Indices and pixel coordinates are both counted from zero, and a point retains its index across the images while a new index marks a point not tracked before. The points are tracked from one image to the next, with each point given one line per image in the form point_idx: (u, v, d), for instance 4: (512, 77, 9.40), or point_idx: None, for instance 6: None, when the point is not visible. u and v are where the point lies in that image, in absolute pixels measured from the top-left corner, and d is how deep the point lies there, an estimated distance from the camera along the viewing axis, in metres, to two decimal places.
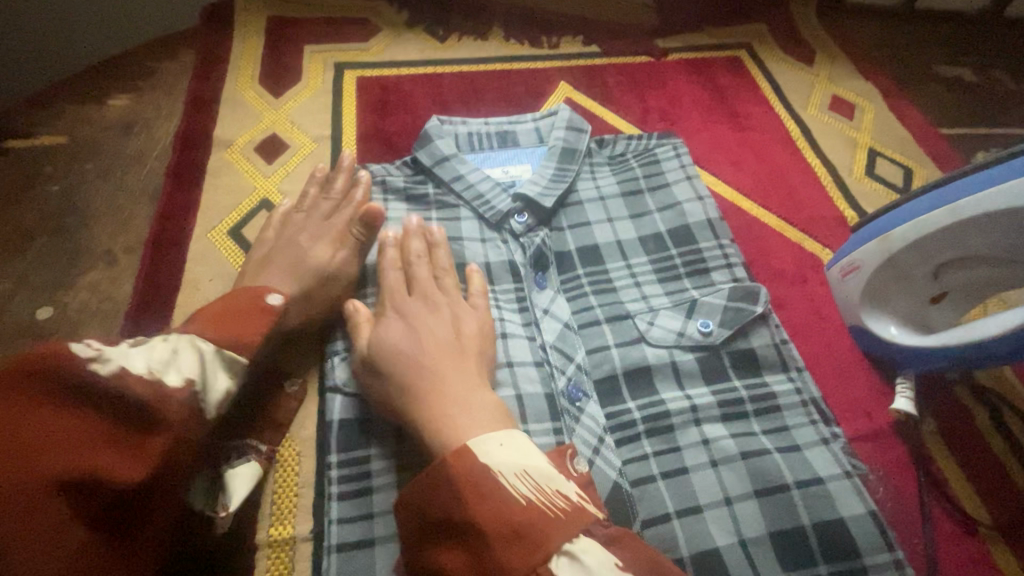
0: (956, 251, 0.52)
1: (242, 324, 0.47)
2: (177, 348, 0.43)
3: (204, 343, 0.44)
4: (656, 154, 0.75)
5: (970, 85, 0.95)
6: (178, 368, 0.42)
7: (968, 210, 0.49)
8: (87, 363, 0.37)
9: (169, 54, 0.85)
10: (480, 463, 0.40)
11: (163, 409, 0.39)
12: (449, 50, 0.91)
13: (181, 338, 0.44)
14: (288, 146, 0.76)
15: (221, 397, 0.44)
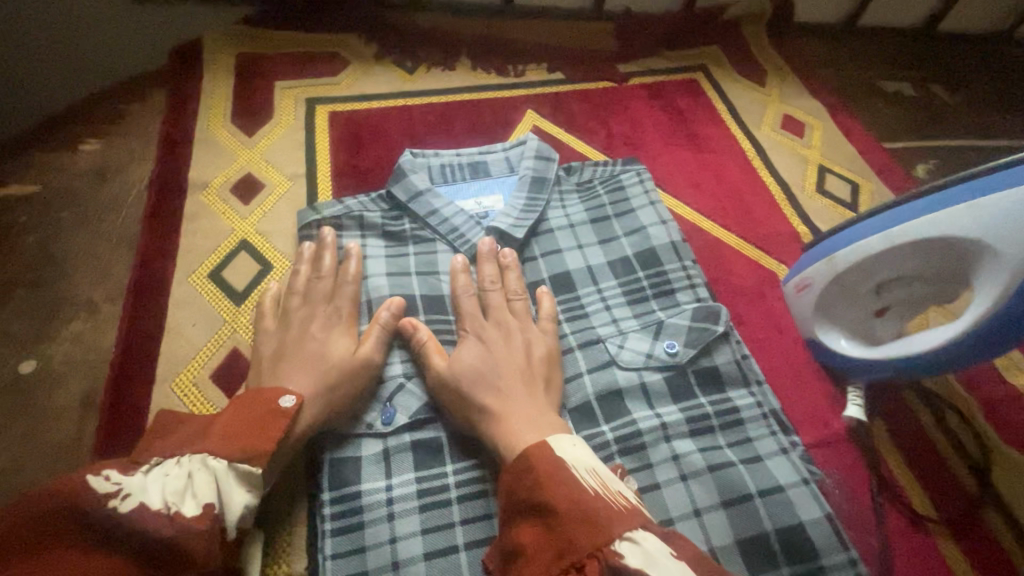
0: (895, 271, 0.57)
1: (249, 431, 0.46)
2: (191, 473, 0.43)
3: (217, 461, 0.44)
4: (621, 180, 0.79)
5: (909, 99, 1.02)
6: (194, 496, 0.42)
7: (900, 236, 0.54)
8: (109, 499, 0.39)
9: (139, 95, 0.86)
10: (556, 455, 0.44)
11: (179, 540, 0.39)
12: (418, 82, 0.94)
13: (191, 461, 0.44)
14: (263, 185, 0.77)
15: (239, 515, 0.44)
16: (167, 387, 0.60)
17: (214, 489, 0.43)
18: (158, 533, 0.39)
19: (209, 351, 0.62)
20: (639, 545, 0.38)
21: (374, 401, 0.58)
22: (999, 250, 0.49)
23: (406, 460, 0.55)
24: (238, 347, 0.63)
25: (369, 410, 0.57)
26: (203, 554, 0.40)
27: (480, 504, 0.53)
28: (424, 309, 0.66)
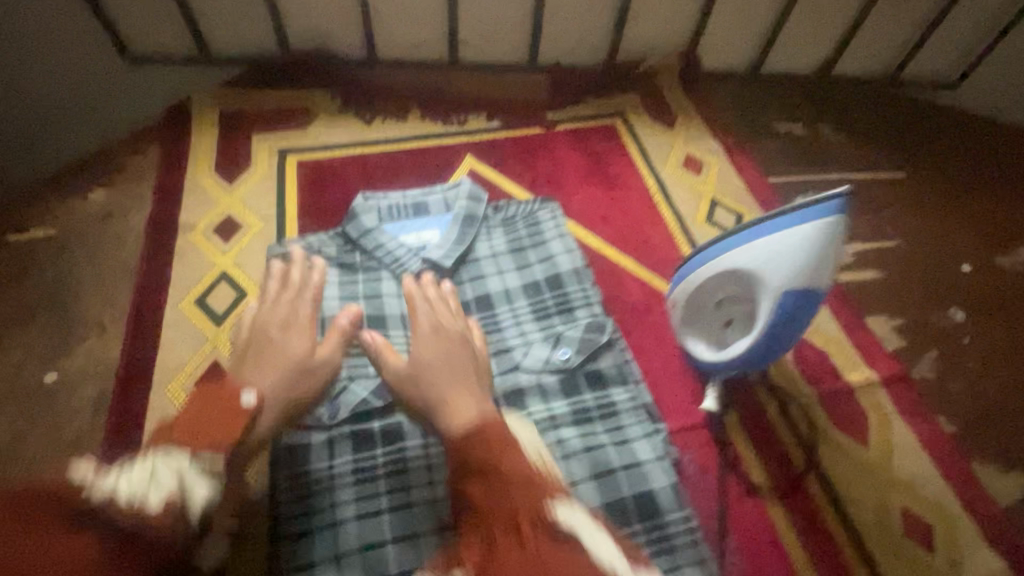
0: (720, 291, 0.73)
1: (216, 420, 0.58)
2: (155, 468, 0.51)
3: (175, 459, 0.53)
4: (538, 216, 0.96)
5: (799, 138, 1.18)
6: (161, 487, 0.50)
7: (710, 266, 0.71)
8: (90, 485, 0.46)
9: (138, 148, 1.02)
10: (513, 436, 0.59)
11: (142, 530, 0.46)
12: (375, 131, 1.10)
13: (157, 458, 0.52)
14: (241, 225, 0.93)
15: (199, 504, 0.52)
16: (160, 391, 0.75)
17: (176, 481, 0.51)
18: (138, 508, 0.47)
19: (194, 362, 0.78)
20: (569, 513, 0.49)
21: (323, 399, 0.72)
22: (768, 270, 0.67)
23: (347, 445, 0.69)
24: (217, 358, 0.79)
25: (319, 406, 0.71)
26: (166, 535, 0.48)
27: (427, 474, 0.68)
28: (369, 326, 0.82)
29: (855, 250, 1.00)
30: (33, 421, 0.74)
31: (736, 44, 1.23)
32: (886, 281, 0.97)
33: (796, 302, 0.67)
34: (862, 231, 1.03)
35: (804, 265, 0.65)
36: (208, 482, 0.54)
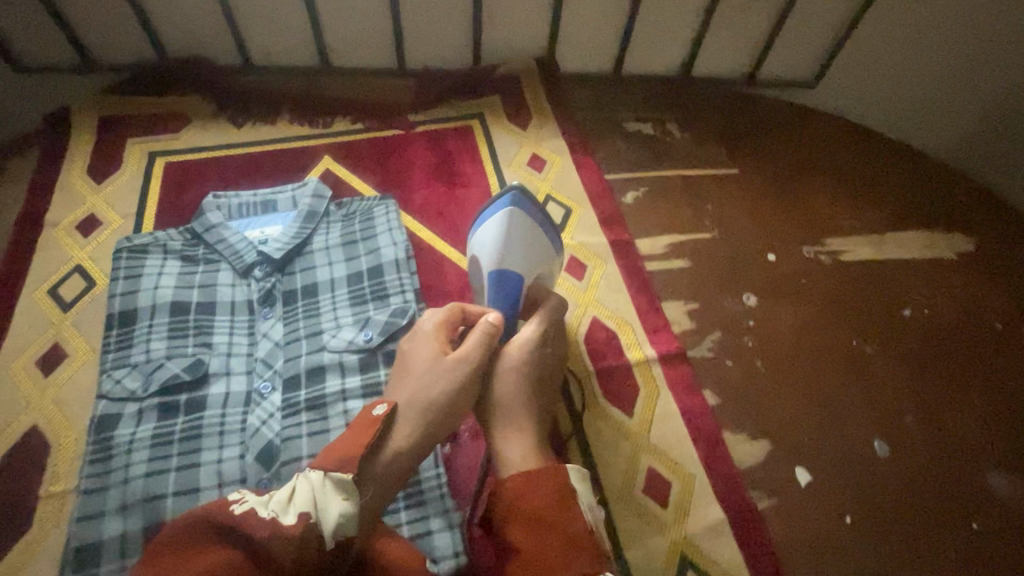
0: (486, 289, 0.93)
1: (351, 438, 0.63)
2: (297, 486, 0.57)
3: (314, 473, 0.58)
4: (374, 212, 1.05)
5: (646, 137, 1.27)
6: (294, 506, 0.55)
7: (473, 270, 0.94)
8: (232, 504, 0.54)
9: (19, 152, 1.12)
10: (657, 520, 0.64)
11: (273, 541, 0.52)
12: (243, 134, 1.20)
13: (302, 473, 0.58)
14: (102, 222, 1.03)
15: (334, 519, 0.56)
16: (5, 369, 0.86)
17: (311, 498, 0.56)
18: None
19: (38, 344, 0.89)
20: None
21: (139, 376, 0.83)
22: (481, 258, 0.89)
23: (153, 414, 0.80)
24: (59, 341, 0.89)
25: (134, 382, 0.83)
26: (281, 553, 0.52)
27: (241, 436, 0.81)
28: (196, 310, 0.91)
29: (671, 241, 1.09)
30: None
31: (593, 47, 1.31)
32: (693, 269, 1.06)
33: (500, 278, 0.86)
34: (682, 224, 1.12)
35: (495, 240, 0.87)
36: (342, 493, 0.57)
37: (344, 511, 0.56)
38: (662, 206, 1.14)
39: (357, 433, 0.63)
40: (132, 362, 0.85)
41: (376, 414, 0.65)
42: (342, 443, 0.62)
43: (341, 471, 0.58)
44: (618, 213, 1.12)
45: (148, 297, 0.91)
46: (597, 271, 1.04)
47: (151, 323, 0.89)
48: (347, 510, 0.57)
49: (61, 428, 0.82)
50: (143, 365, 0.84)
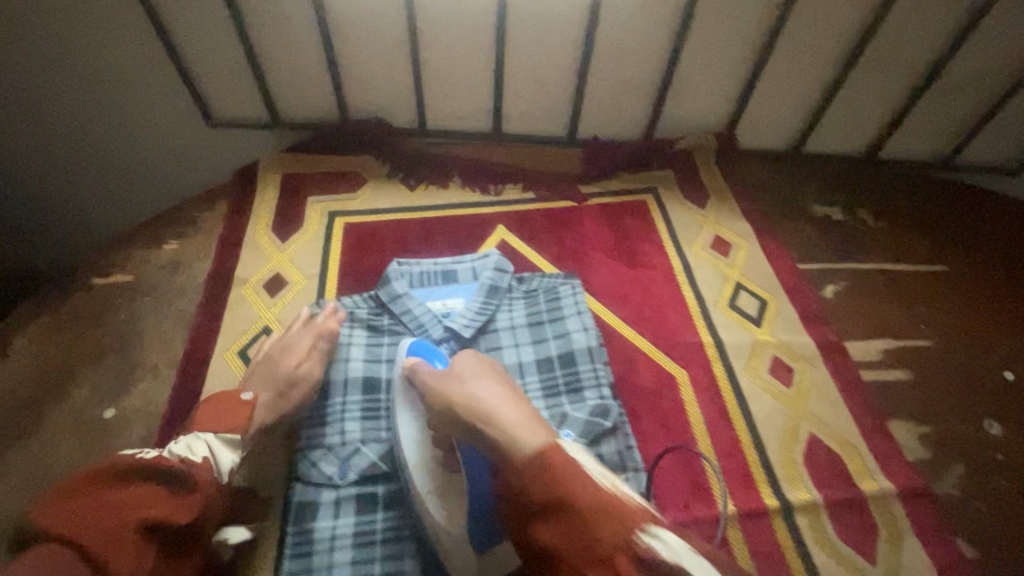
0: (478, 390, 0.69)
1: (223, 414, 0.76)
2: (193, 442, 0.71)
3: (203, 434, 0.73)
4: (559, 291, 1.00)
5: (835, 223, 1.17)
6: (193, 452, 0.70)
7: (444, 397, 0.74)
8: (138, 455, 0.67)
9: (210, 204, 1.15)
10: (572, 460, 0.54)
11: (193, 474, 0.67)
12: (417, 198, 1.19)
13: (192, 435, 0.73)
14: (287, 282, 1.03)
15: (224, 464, 0.72)
16: None
17: (206, 450, 0.71)
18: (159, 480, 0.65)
19: None
20: (661, 538, 0.48)
21: (335, 461, 0.79)
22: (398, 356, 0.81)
23: (351, 506, 0.77)
24: None
25: (330, 466, 0.79)
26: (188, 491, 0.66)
27: None
28: (388, 389, 0.88)
29: (885, 348, 0.97)
30: (87, 451, 0.82)
31: (777, 124, 1.23)
32: (918, 383, 0.93)
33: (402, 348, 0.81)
34: (895, 328, 1.00)
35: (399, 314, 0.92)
36: (233, 448, 0.74)
37: (227, 460, 0.72)
38: (868, 305, 1.03)
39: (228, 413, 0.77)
40: (325, 442, 0.81)
41: (243, 398, 0.79)
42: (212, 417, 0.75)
43: (229, 432, 0.74)
44: (818, 310, 1.01)
45: (339, 371, 0.89)
46: (806, 378, 0.93)
47: (345, 400, 0.86)
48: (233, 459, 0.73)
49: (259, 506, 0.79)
50: (337, 448, 0.81)
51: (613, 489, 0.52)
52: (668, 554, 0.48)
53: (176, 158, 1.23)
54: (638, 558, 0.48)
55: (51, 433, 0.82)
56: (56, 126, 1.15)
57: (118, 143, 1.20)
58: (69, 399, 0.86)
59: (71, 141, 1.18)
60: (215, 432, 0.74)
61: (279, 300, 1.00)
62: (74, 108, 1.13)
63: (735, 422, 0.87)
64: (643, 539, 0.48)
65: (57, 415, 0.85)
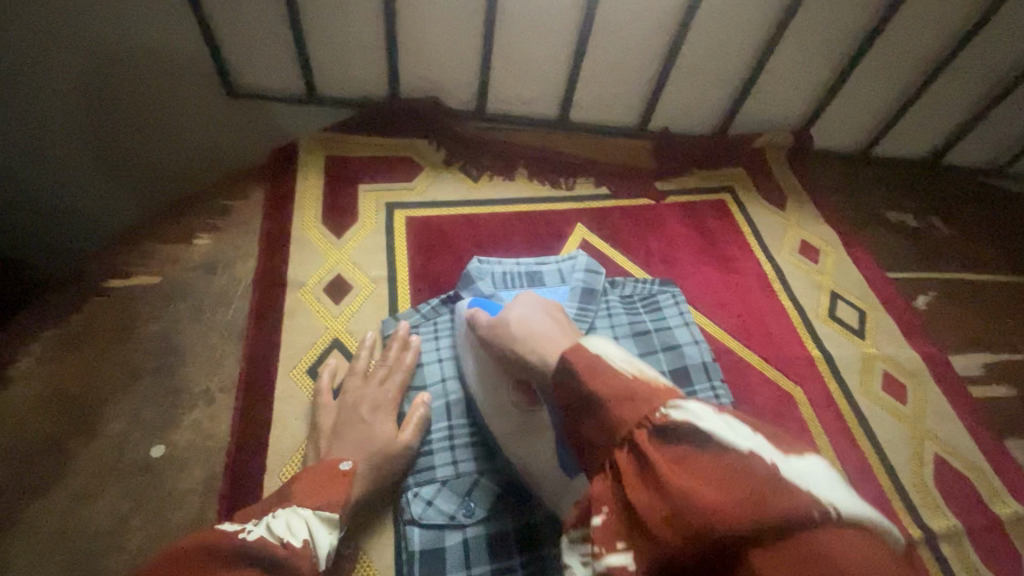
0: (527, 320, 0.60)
1: (321, 492, 0.60)
2: (291, 517, 0.56)
3: (303, 509, 0.58)
4: (658, 299, 0.92)
5: (913, 230, 1.14)
6: (295, 533, 0.55)
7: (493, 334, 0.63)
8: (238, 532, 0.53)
9: (242, 191, 0.98)
10: (587, 351, 0.46)
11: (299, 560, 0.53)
12: (482, 189, 1.06)
13: (291, 507, 0.57)
14: (351, 286, 0.89)
15: (326, 549, 0.56)
16: (276, 475, 0.71)
17: (308, 531, 0.56)
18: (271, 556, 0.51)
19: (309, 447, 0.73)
20: (685, 408, 0.39)
21: (455, 498, 0.69)
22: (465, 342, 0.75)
23: (481, 551, 0.66)
24: None
25: (450, 505, 0.68)
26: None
27: None
28: None
29: (984, 361, 0.96)
30: (139, 500, 0.68)
31: (851, 124, 1.19)
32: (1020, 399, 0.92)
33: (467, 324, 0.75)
34: (990, 342, 0.98)
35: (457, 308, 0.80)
36: (332, 529, 0.59)
37: (331, 543, 0.58)
38: (960, 317, 1.01)
39: (319, 481, 0.61)
40: (438, 477, 0.70)
41: (342, 469, 0.63)
42: (305, 492, 0.60)
43: (329, 509, 0.59)
44: (916, 321, 0.99)
45: (436, 392, 0.77)
46: (918, 393, 0.90)
47: (448, 424, 0.74)
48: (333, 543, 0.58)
49: (361, 565, 0.66)
50: (453, 483, 0.70)
51: (641, 375, 0.43)
52: (698, 422, 0.38)
53: (192, 141, 1.04)
54: (656, 429, 0.39)
55: (95, 478, 0.69)
56: (38, 107, 0.93)
57: (122, 125, 0.99)
58: (107, 433, 0.72)
59: (58, 126, 0.96)
60: (314, 506, 0.59)
61: (344, 309, 0.86)
62: (65, 81, 0.91)
63: (860, 442, 0.84)
64: (664, 412, 0.39)
65: (93, 454, 0.71)
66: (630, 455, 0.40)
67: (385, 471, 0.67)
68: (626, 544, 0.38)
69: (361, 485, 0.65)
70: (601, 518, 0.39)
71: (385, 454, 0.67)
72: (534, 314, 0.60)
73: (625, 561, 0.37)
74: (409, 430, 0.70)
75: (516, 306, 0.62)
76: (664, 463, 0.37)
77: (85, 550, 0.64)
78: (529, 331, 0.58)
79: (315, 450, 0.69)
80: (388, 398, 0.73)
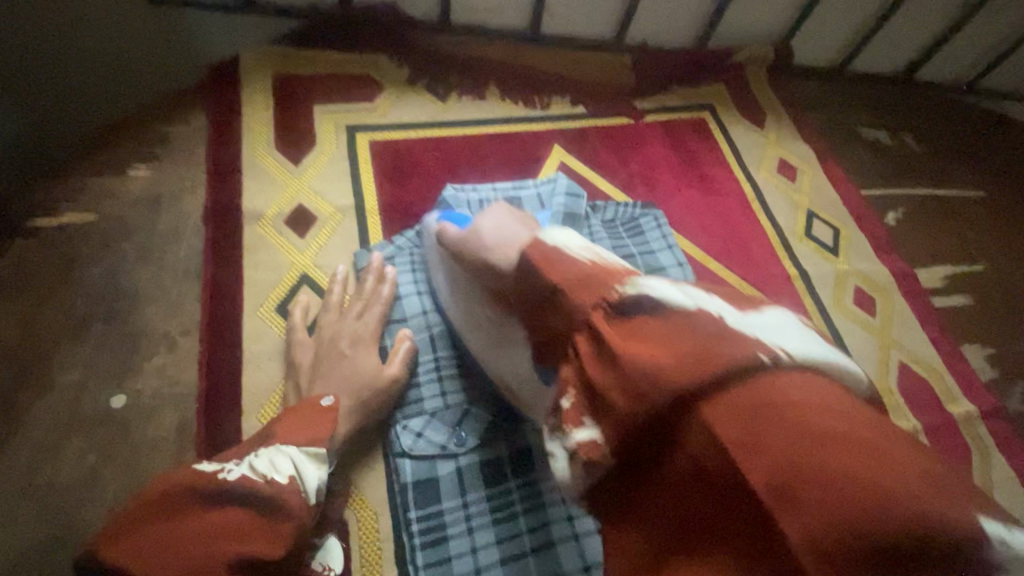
0: (495, 229, 0.56)
1: (305, 429, 0.57)
2: (275, 455, 0.52)
3: (286, 446, 0.54)
4: (640, 223, 0.89)
5: (886, 148, 1.14)
6: (279, 470, 0.51)
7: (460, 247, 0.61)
8: (216, 474, 0.49)
9: (179, 115, 0.87)
10: (550, 243, 0.45)
11: (286, 496, 0.50)
12: (451, 110, 0.97)
13: (272, 446, 0.53)
14: (316, 218, 0.82)
15: (316, 484, 0.53)
16: (254, 417, 0.67)
17: (294, 467, 0.52)
18: (260, 494, 0.49)
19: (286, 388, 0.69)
20: (643, 285, 0.39)
21: (445, 428, 0.67)
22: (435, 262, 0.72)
23: (476, 478, 0.65)
24: None
25: (441, 436, 0.67)
26: (294, 509, 0.50)
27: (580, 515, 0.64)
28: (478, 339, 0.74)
29: (947, 274, 0.99)
30: (106, 453, 0.64)
31: (831, 37, 1.15)
32: (977, 307, 0.97)
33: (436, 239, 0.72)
34: (953, 255, 1.02)
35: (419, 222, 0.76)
36: (321, 463, 0.54)
37: (321, 478, 0.54)
38: (926, 233, 1.04)
39: (300, 419, 0.58)
40: (426, 408, 0.69)
41: (326, 404, 0.59)
42: (287, 430, 0.56)
43: (314, 444, 0.55)
44: (886, 238, 1.01)
45: (418, 325, 0.74)
46: (887, 306, 0.93)
47: (434, 357, 0.72)
48: (324, 477, 0.54)
49: (354, 503, 0.65)
50: (443, 414, 0.68)
51: (603, 262, 0.43)
52: (651, 294, 0.38)
53: None
54: (614, 310, 0.39)
55: (52, 433, 0.64)
56: None
57: None
58: (59, 386, 0.66)
59: None
60: (298, 443, 0.54)
61: (311, 242, 0.80)
62: None
63: None
64: (621, 290, 0.39)
65: (46, 407, 0.65)
66: (589, 341, 0.39)
67: (371, 406, 0.65)
68: (592, 420, 0.37)
69: (347, 421, 0.63)
70: (570, 401, 0.39)
71: (372, 389, 0.65)
72: (503, 221, 0.56)
73: (590, 436, 0.37)
74: (394, 364, 0.67)
75: (488, 217, 0.58)
76: (616, 337, 0.37)
77: (50, 507, 0.60)
78: (498, 236, 0.55)
79: (295, 389, 0.65)
80: (368, 331, 0.69)
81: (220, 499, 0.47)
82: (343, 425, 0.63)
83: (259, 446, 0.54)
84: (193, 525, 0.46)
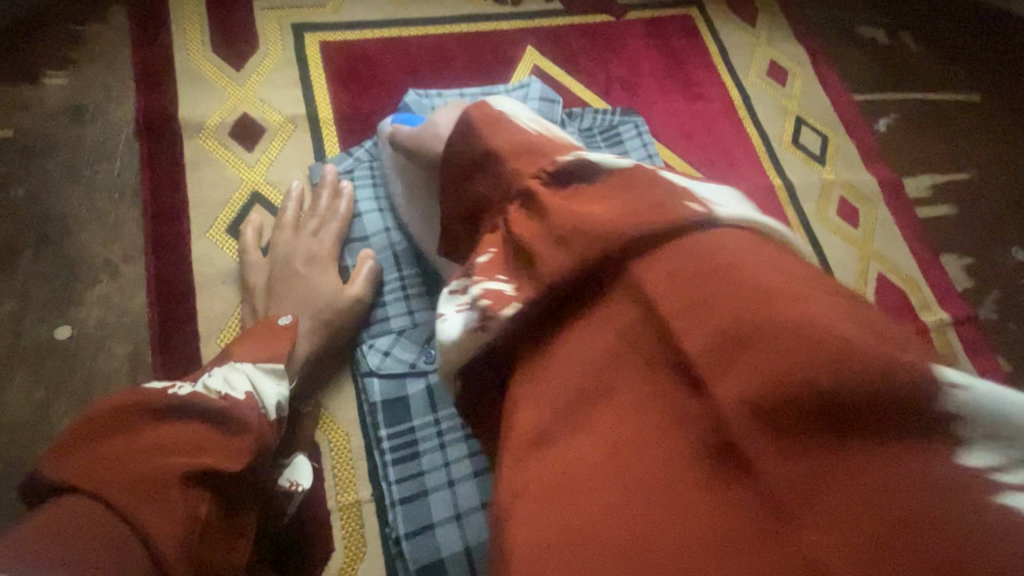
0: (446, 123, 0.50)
1: (261, 347, 0.54)
2: (229, 372, 0.50)
3: (241, 364, 0.52)
4: (619, 131, 0.83)
5: (883, 49, 1.06)
6: (235, 386, 0.49)
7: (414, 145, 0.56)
8: (167, 390, 0.46)
9: (96, 12, 0.76)
10: (497, 110, 0.42)
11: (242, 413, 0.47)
12: (410, 6, 0.87)
13: (226, 365, 0.51)
14: (264, 129, 0.74)
15: (275, 401, 0.51)
16: (211, 344, 0.63)
17: (250, 383, 0.50)
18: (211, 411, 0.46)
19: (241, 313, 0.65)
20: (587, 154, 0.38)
21: (413, 346, 0.65)
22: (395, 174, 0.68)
23: (447, 396, 0.64)
24: None
25: (409, 353, 0.65)
26: (250, 424, 0.47)
27: None
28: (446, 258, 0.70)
29: (933, 182, 0.96)
30: (55, 385, 0.61)
31: None
32: (960, 216, 0.95)
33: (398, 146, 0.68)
34: (940, 162, 0.99)
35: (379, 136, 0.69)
36: (279, 381, 0.53)
37: (281, 394, 0.52)
38: (916, 139, 0.99)
39: (256, 339, 0.55)
40: (393, 327, 0.66)
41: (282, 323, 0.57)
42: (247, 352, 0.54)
43: (271, 360, 0.54)
44: (874, 146, 0.96)
45: (380, 243, 0.69)
46: (870, 215, 0.91)
47: (398, 275, 0.68)
48: (283, 394, 0.52)
49: (324, 425, 0.64)
50: (411, 331, 0.66)
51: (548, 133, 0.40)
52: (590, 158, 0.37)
53: None
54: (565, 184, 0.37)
55: None
56: None
57: None
58: None
59: None
60: (254, 360, 0.53)
61: (261, 156, 0.73)
62: None
63: None
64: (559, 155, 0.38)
65: None
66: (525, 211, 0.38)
67: (335, 326, 0.62)
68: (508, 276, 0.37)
69: (309, 343, 0.60)
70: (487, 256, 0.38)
71: (333, 308, 0.62)
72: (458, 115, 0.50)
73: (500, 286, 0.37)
74: (357, 284, 0.64)
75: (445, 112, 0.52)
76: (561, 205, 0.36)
77: (6, 438, 0.58)
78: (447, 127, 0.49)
79: (252, 313, 0.62)
80: (324, 249, 0.65)
81: (168, 415, 0.44)
82: (304, 346, 0.60)
83: (212, 367, 0.52)
84: (151, 438, 0.43)
